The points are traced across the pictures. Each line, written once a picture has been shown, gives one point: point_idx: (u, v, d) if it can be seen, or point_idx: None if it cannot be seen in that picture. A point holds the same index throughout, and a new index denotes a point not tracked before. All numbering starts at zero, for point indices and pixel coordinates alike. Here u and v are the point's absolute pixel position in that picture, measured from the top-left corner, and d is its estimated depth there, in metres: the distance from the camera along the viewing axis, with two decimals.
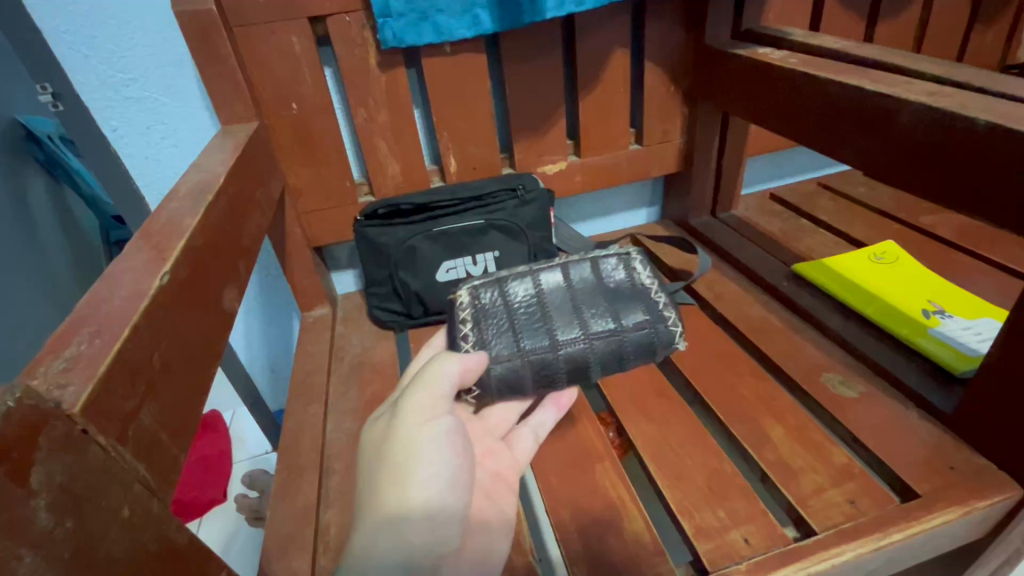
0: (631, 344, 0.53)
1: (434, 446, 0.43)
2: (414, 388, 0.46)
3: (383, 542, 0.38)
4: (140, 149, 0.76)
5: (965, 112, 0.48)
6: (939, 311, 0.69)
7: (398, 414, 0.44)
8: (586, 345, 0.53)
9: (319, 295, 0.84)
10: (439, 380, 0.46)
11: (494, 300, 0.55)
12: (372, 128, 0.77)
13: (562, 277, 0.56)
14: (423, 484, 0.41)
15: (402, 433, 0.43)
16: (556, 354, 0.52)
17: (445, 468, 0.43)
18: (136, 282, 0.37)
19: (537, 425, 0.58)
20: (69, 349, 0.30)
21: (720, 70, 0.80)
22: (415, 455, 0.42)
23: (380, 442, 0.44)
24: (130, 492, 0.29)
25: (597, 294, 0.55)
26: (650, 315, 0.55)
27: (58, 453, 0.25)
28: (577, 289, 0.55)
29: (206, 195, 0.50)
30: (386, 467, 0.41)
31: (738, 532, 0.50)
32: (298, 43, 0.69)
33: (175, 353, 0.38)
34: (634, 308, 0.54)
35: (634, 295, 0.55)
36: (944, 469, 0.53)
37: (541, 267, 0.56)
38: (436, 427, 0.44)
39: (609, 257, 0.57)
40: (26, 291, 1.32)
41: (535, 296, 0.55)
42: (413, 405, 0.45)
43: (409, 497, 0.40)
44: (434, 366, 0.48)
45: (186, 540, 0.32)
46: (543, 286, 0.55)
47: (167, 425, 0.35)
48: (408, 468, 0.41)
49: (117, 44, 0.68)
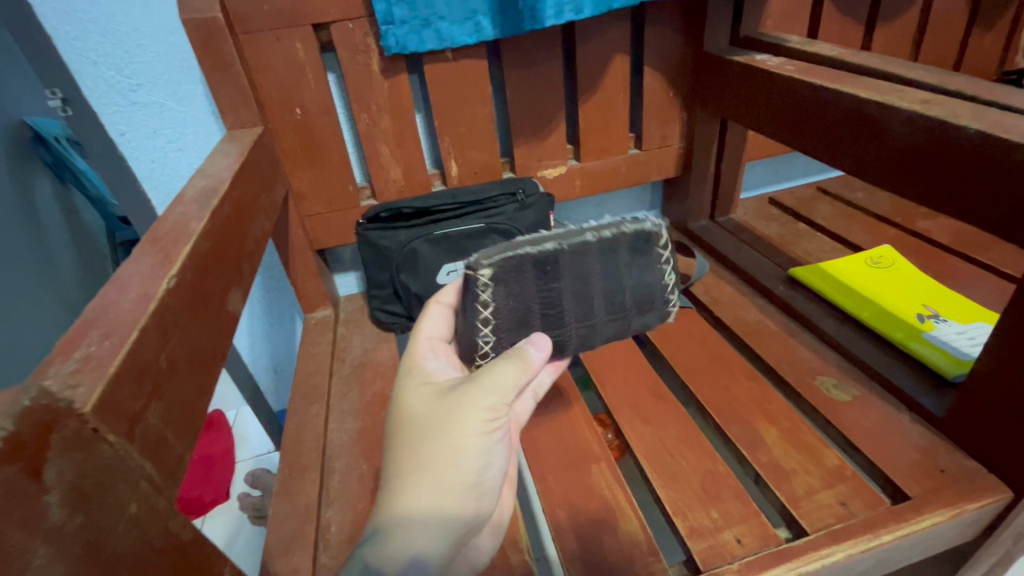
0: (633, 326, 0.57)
1: (489, 446, 0.43)
2: (491, 381, 0.44)
3: (427, 525, 0.40)
4: (146, 152, 0.77)
5: (956, 120, 0.49)
6: (933, 315, 0.69)
7: (462, 404, 0.43)
8: (593, 327, 0.54)
9: (321, 296, 0.85)
10: (518, 384, 0.44)
11: (515, 277, 0.50)
12: (374, 133, 0.78)
13: (586, 254, 0.52)
14: (473, 480, 0.42)
15: (464, 430, 0.42)
16: (566, 334, 0.54)
17: (493, 466, 0.44)
18: (143, 285, 0.38)
19: (538, 384, 0.57)
20: (79, 350, 0.31)
21: (718, 76, 0.81)
22: (472, 453, 0.42)
23: (435, 422, 0.43)
24: (137, 489, 0.30)
25: (615, 276, 0.53)
26: (657, 300, 0.56)
27: (70, 450, 0.26)
28: (598, 268, 0.53)
29: (212, 199, 0.52)
30: (439, 456, 0.41)
31: (731, 532, 0.51)
32: (302, 49, 0.71)
33: (181, 354, 0.39)
34: (644, 292, 0.55)
35: (648, 276, 0.55)
36: (935, 472, 0.54)
37: (568, 243, 0.51)
38: (496, 427, 0.44)
39: (635, 236, 0.53)
40: (34, 290, 1.34)
41: (556, 275, 0.51)
42: (483, 403, 0.43)
43: (458, 490, 0.41)
44: (518, 365, 0.45)
45: (189, 536, 0.33)
46: (566, 263, 0.51)
47: (173, 424, 0.36)
48: (462, 462, 0.42)
49: (126, 50, 0.70)
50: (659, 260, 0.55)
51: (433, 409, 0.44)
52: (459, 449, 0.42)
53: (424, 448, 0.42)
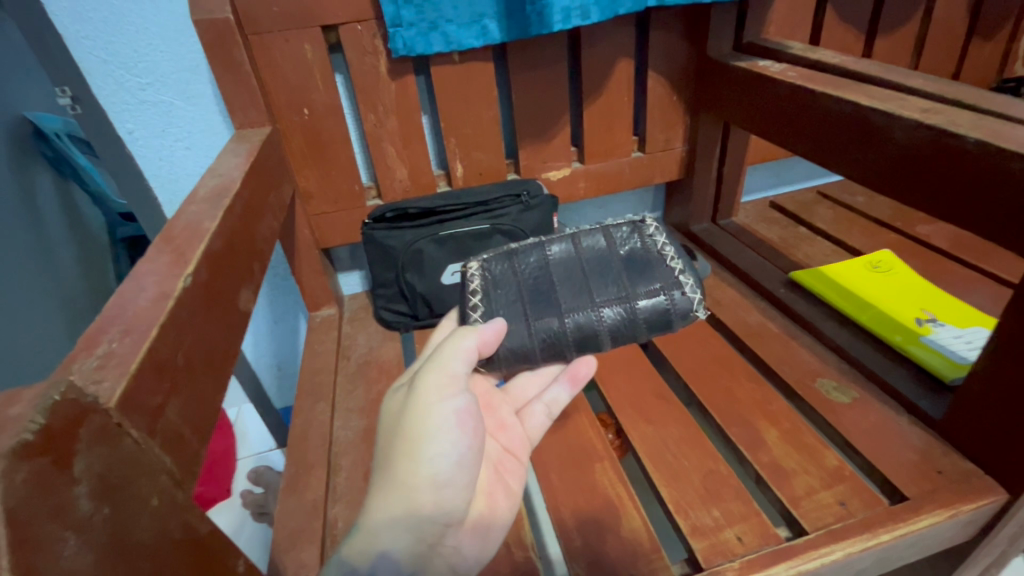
0: (645, 314, 0.54)
1: (448, 431, 0.42)
2: (436, 363, 0.45)
3: (388, 515, 0.39)
4: (154, 151, 0.78)
5: (955, 129, 0.50)
6: (931, 319, 0.71)
7: (414, 391, 0.44)
8: (595, 314, 0.53)
9: (326, 295, 0.86)
10: (466, 357, 0.46)
11: (503, 271, 0.57)
12: (381, 134, 0.79)
13: (572, 246, 0.57)
14: (429, 466, 0.41)
15: (415, 413, 0.42)
16: (563, 324, 0.54)
17: (455, 458, 0.42)
18: (160, 284, 0.39)
19: (552, 399, 0.58)
20: (101, 346, 0.32)
21: (721, 81, 0.82)
22: (425, 436, 0.41)
23: (394, 415, 0.44)
24: (157, 483, 0.30)
25: (607, 260, 0.56)
26: (664, 282, 0.54)
27: (95, 445, 0.27)
28: (588, 258, 0.56)
29: (224, 199, 0.52)
30: (398, 447, 0.41)
31: (732, 531, 0.52)
32: (311, 50, 0.71)
33: (197, 352, 0.40)
34: (646, 276, 0.54)
35: (647, 262, 0.55)
36: (931, 473, 0.55)
37: (551, 239, 0.58)
38: (450, 409, 0.43)
39: (622, 226, 0.58)
40: (32, 286, 1.34)
41: (544, 267, 0.57)
42: (429, 383, 0.44)
43: (418, 481, 0.40)
44: (457, 342, 0.47)
45: (206, 530, 0.33)
46: (552, 256, 0.57)
47: (190, 420, 0.37)
48: (417, 447, 0.41)
49: (136, 49, 0.70)
50: (659, 251, 0.56)
51: (396, 403, 0.45)
52: (415, 435, 0.41)
53: (386, 442, 0.43)
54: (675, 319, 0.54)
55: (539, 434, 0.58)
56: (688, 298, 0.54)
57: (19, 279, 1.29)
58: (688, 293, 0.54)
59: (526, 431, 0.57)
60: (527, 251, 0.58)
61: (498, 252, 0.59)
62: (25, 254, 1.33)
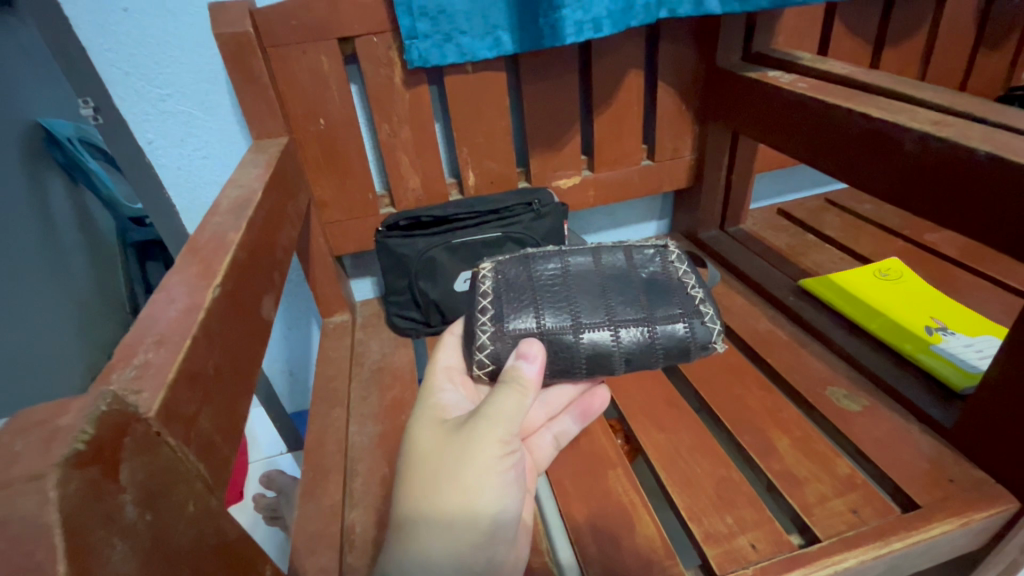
0: (661, 340, 0.53)
1: (503, 482, 0.45)
2: (487, 418, 0.45)
3: (443, 565, 0.42)
4: (172, 160, 0.79)
5: (966, 141, 0.51)
6: (941, 328, 0.71)
7: (474, 445, 0.44)
8: (611, 331, 0.52)
9: (339, 302, 0.87)
10: (520, 411, 0.46)
11: (519, 276, 0.55)
12: (394, 143, 0.80)
13: (591, 261, 0.56)
14: (488, 520, 0.44)
15: (477, 471, 0.43)
16: (578, 337, 0.52)
17: (507, 503, 0.45)
18: (191, 294, 0.40)
19: (560, 431, 0.60)
20: (138, 357, 0.33)
21: (731, 90, 0.83)
22: (485, 492, 0.44)
23: (444, 463, 0.43)
24: (193, 489, 0.32)
25: (628, 279, 0.55)
26: (685, 310, 0.53)
27: (139, 452, 0.28)
28: (607, 274, 0.55)
29: (247, 210, 0.53)
30: (453, 503, 0.42)
31: (745, 538, 0.53)
32: (327, 62, 0.73)
33: (226, 360, 0.41)
34: (666, 300, 0.54)
35: (667, 287, 0.55)
36: (943, 482, 0.55)
37: (571, 249, 0.56)
38: (507, 462, 0.45)
39: (644, 249, 0.57)
40: (43, 289, 1.35)
41: (561, 276, 0.55)
42: (492, 438, 0.44)
43: (474, 532, 0.43)
44: (517, 394, 0.47)
45: (237, 535, 0.34)
46: (571, 267, 0.55)
47: (221, 428, 0.38)
48: (476, 502, 0.43)
49: (158, 61, 0.72)
50: (679, 280, 0.55)
51: (442, 449, 0.45)
52: (473, 491, 0.43)
53: (432, 488, 0.43)
54: (689, 347, 0.53)
55: (546, 460, 0.60)
56: (705, 327, 0.53)
57: (31, 283, 1.31)
58: (704, 322, 0.53)
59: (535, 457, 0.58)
60: (545, 257, 0.56)
61: (514, 255, 0.57)
62: (35, 261, 1.33)
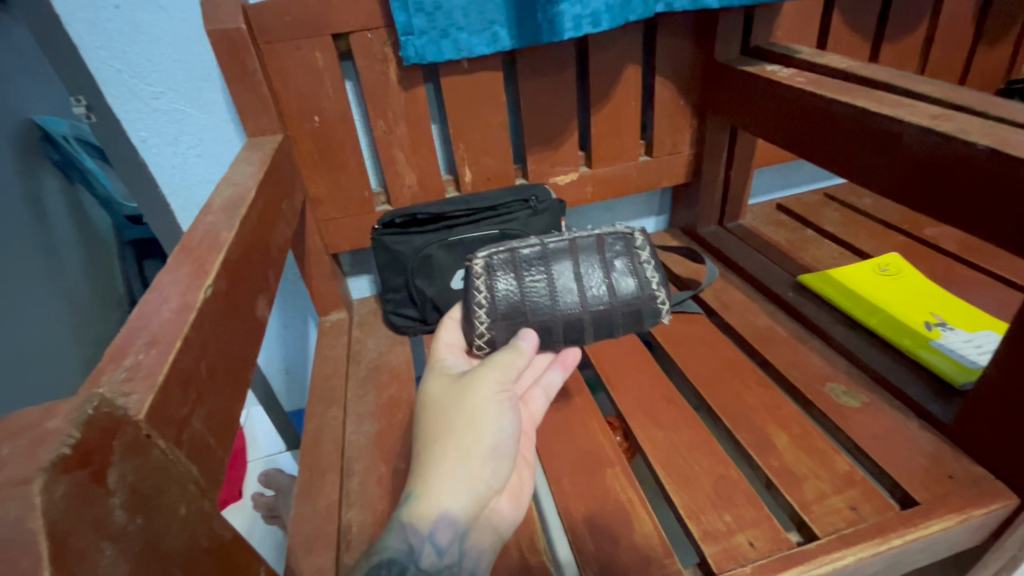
0: (622, 316, 0.59)
1: (502, 416, 0.48)
2: (487, 364, 0.50)
3: (455, 480, 0.43)
4: (167, 158, 0.78)
5: (964, 136, 0.50)
6: (941, 323, 0.71)
7: (474, 383, 0.48)
8: (582, 312, 0.58)
9: (336, 300, 0.87)
10: (516, 365, 0.51)
11: (506, 266, 0.58)
12: (390, 140, 0.80)
13: (568, 251, 0.58)
14: (491, 442, 0.46)
15: (478, 400, 0.47)
16: (555, 318, 0.58)
17: (506, 437, 0.48)
18: (183, 295, 0.40)
19: (548, 383, 0.60)
20: (129, 358, 0.33)
21: (730, 85, 0.82)
22: (487, 418, 0.47)
23: (450, 400, 0.47)
24: (185, 492, 0.31)
25: (598, 265, 0.59)
26: (643, 290, 0.59)
27: (127, 456, 0.27)
28: (581, 263, 0.59)
29: (241, 209, 0.53)
30: (457, 429, 0.45)
31: (743, 536, 0.52)
32: (321, 58, 0.72)
33: (219, 361, 0.41)
34: (629, 283, 0.59)
35: (630, 269, 0.59)
36: (942, 478, 0.55)
37: (551, 240, 0.58)
38: (504, 400, 0.49)
39: (613, 237, 0.59)
40: (40, 288, 1.35)
41: (542, 267, 0.58)
42: (491, 378, 0.49)
43: (477, 456, 0.45)
44: (512, 354, 0.52)
45: (231, 537, 0.34)
46: (550, 256, 0.58)
47: (214, 430, 0.37)
48: (480, 428, 0.46)
49: (150, 58, 0.71)
50: (641, 264, 0.60)
51: (448, 391, 0.48)
52: (474, 418, 0.46)
53: (441, 419, 0.46)
54: (644, 320, 0.60)
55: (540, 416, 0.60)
56: (657, 303, 0.60)
57: (26, 282, 1.30)
58: (658, 299, 0.60)
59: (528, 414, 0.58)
60: (529, 248, 0.58)
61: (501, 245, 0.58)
62: (30, 261, 1.33)
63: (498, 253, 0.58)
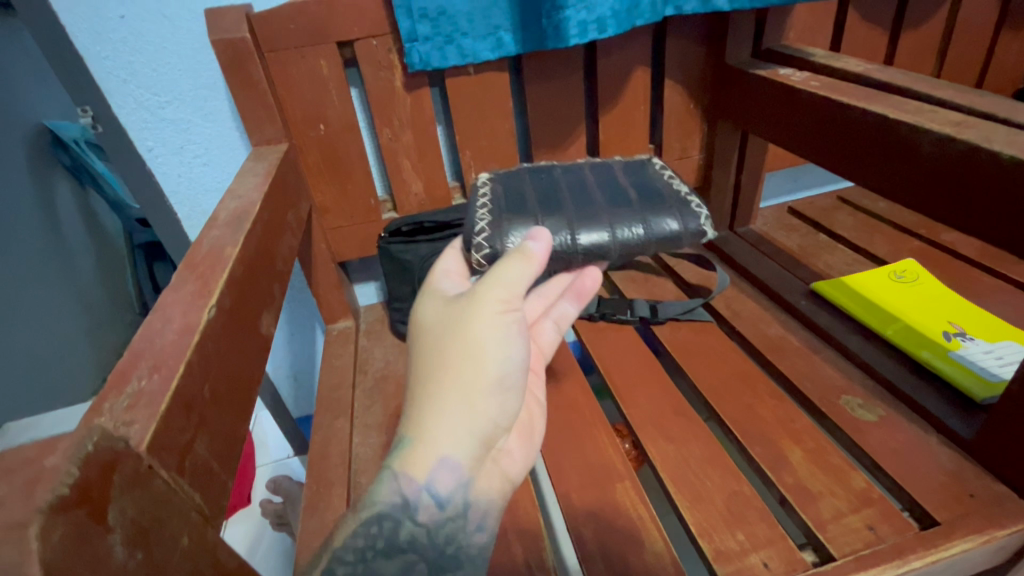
0: (654, 233, 0.65)
1: (507, 341, 0.43)
2: (488, 281, 0.43)
3: (454, 418, 0.39)
4: (173, 167, 0.78)
5: (988, 144, 0.49)
6: (960, 333, 0.69)
7: (474, 305, 0.42)
8: (610, 227, 0.65)
9: (342, 308, 0.86)
10: (524, 278, 0.44)
11: (519, 187, 0.69)
12: (396, 147, 0.79)
13: (581, 174, 0.72)
14: (495, 374, 0.41)
15: (480, 324, 0.41)
16: (574, 233, 0.65)
17: (512, 365, 0.43)
18: (186, 315, 0.39)
19: (560, 315, 0.58)
20: (130, 385, 0.32)
21: (741, 89, 0.80)
22: (489, 347, 0.41)
23: (447, 327, 0.42)
24: (188, 521, 0.31)
25: (622, 188, 0.70)
26: (677, 207, 0.67)
27: (127, 490, 0.27)
28: (596, 184, 0.70)
29: (245, 222, 0.52)
30: (455, 362, 0.40)
31: (757, 556, 0.51)
32: (326, 66, 0.71)
33: (223, 383, 0.40)
34: (656, 202, 0.67)
35: (653, 190, 0.69)
36: (963, 496, 0.53)
37: (563, 168, 0.73)
38: (510, 322, 0.43)
39: (620, 165, 0.73)
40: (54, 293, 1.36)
41: (555, 187, 0.70)
42: (493, 299, 0.43)
43: (479, 390, 0.40)
44: (521, 261, 0.44)
45: (235, 564, 0.34)
46: (563, 179, 0.71)
47: (217, 454, 0.37)
48: (481, 357, 0.41)
49: (155, 68, 0.71)
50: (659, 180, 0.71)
51: (445, 316, 0.43)
52: (473, 347, 0.41)
53: (435, 351, 0.41)
54: (683, 237, 0.66)
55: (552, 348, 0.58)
56: (696, 219, 0.66)
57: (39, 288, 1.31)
58: (694, 215, 0.66)
59: (540, 345, 0.56)
60: (543, 173, 0.72)
61: (512, 172, 0.72)
62: (44, 266, 1.34)
63: (510, 180, 0.71)
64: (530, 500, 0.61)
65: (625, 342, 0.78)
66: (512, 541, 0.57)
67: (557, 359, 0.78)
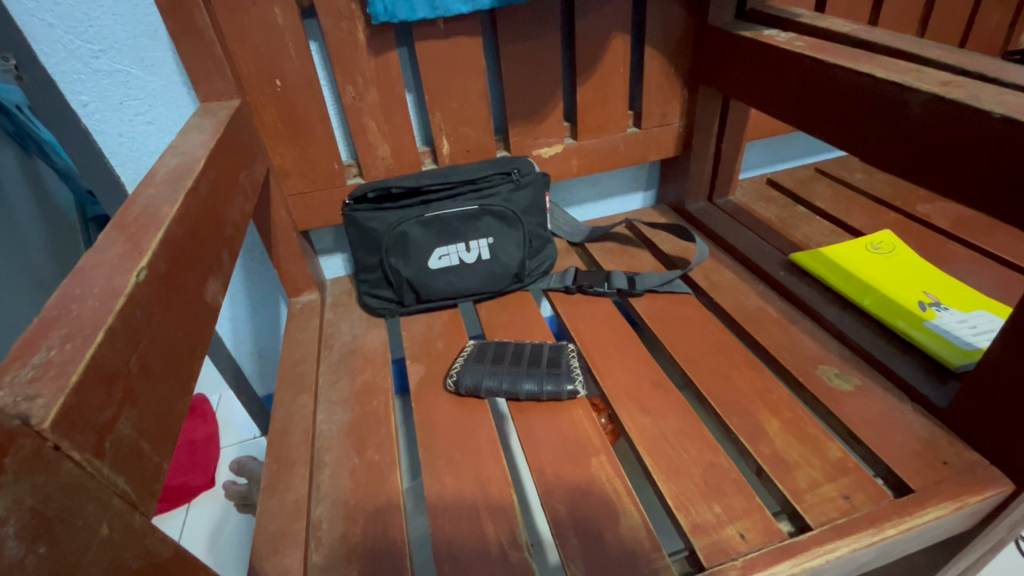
0: (594, 295, 0.79)
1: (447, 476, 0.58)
2: (439, 475, 0.59)
3: None
4: (113, 125, 0.72)
5: (978, 103, 0.47)
6: (935, 303, 0.69)
7: None
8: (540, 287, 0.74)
9: (306, 280, 0.81)
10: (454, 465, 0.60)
11: (429, 221, 0.74)
12: (360, 107, 0.74)
13: (480, 197, 0.75)
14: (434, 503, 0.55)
15: None
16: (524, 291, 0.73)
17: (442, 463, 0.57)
18: (110, 279, 0.34)
19: None
20: (37, 355, 0.28)
21: (724, 51, 0.77)
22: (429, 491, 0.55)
23: None
24: (108, 509, 0.27)
25: (526, 246, 0.79)
26: (602, 284, 0.79)
27: (25, 475, 0.23)
28: (495, 232, 0.77)
29: (186, 180, 0.47)
30: None
31: (734, 528, 0.50)
32: (281, 15, 0.65)
33: (155, 354, 0.36)
34: (545, 258, 0.82)
35: (541, 246, 0.81)
36: (937, 464, 0.53)
37: (463, 201, 0.75)
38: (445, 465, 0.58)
39: (513, 175, 0.77)
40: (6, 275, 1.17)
41: (460, 212, 0.75)
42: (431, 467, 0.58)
43: None
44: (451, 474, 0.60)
45: (170, 553, 0.30)
46: (464, 205, 0.75)
47: (147, 432, 0.33)
48: None
49: (85, 12, 0.64)
50: (546, 240, 0.82)
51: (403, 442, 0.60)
52: None
53: None
54: (613, 291, 0.78)
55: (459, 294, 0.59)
56: (619, 288, 0.78)
57: None
58: (614, 285, 0.78)
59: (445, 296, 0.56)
60: (444, 211, 0.74)
61: (413, 209, 0.74)
62: None
63: (413, 204, 0.74)
64: (502, 475, 0.58)
65: (601, 315, 0.76)
66: (483, 517, 0.55)
67: (532, 332, 0.75)
